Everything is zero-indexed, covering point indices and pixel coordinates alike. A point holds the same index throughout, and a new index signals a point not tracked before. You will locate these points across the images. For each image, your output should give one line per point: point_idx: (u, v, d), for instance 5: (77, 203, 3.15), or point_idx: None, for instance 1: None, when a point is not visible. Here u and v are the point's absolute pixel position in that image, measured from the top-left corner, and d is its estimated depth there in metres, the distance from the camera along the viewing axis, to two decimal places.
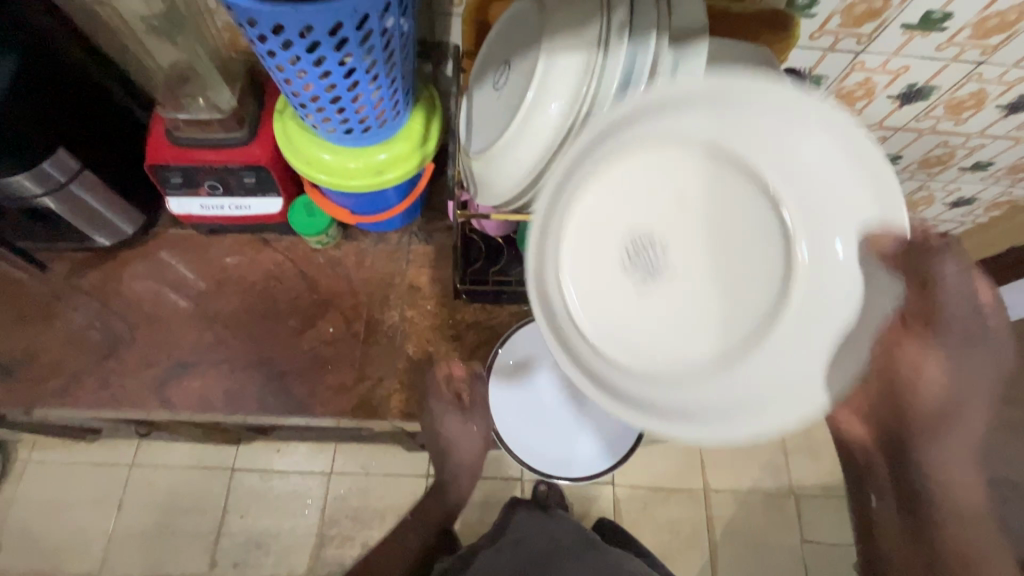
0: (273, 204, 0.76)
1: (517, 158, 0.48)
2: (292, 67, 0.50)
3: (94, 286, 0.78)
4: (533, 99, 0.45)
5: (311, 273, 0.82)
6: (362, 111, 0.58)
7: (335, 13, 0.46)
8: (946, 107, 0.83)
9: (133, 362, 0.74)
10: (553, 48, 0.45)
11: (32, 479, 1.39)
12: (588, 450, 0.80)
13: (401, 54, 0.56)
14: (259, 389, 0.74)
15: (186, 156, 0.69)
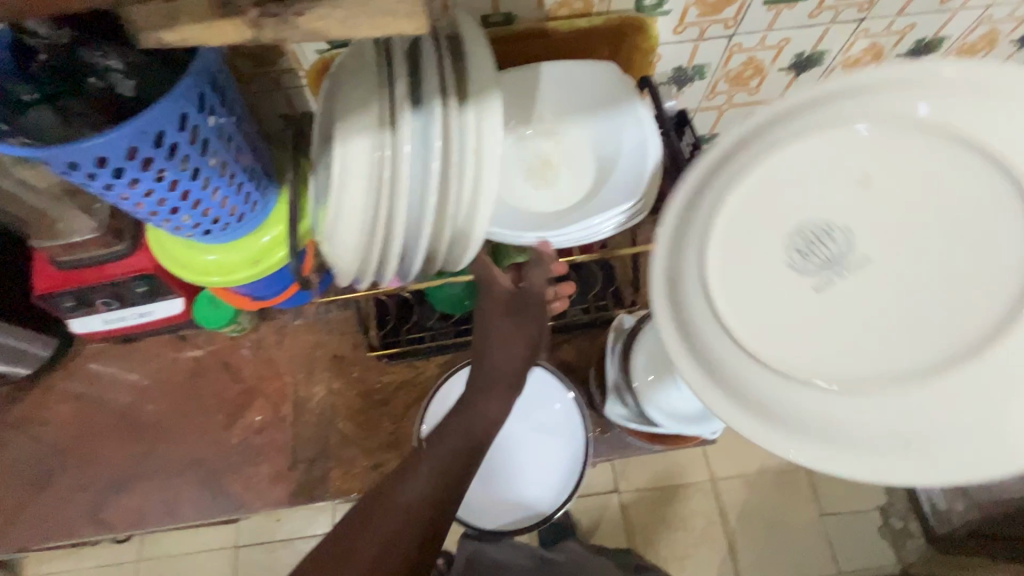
0: (174, 304, 0.75)
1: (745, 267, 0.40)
2: (109, 193, 0.47)
3: (21, 418, 0.77)
4: (343, 170, 0.40)
5: (233, 362, 0.81)
6: (210, 212, 0.56)
7: (125, 137, 0.43)
8: (844, 67, 0.79)
9: (67, 489, 0.74)
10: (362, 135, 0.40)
11: None
12: (543, 494, 0.73)
13: (228, 150, 0.53)
14: (193, 494, 0.74)
15: (70, 280, 0.68)
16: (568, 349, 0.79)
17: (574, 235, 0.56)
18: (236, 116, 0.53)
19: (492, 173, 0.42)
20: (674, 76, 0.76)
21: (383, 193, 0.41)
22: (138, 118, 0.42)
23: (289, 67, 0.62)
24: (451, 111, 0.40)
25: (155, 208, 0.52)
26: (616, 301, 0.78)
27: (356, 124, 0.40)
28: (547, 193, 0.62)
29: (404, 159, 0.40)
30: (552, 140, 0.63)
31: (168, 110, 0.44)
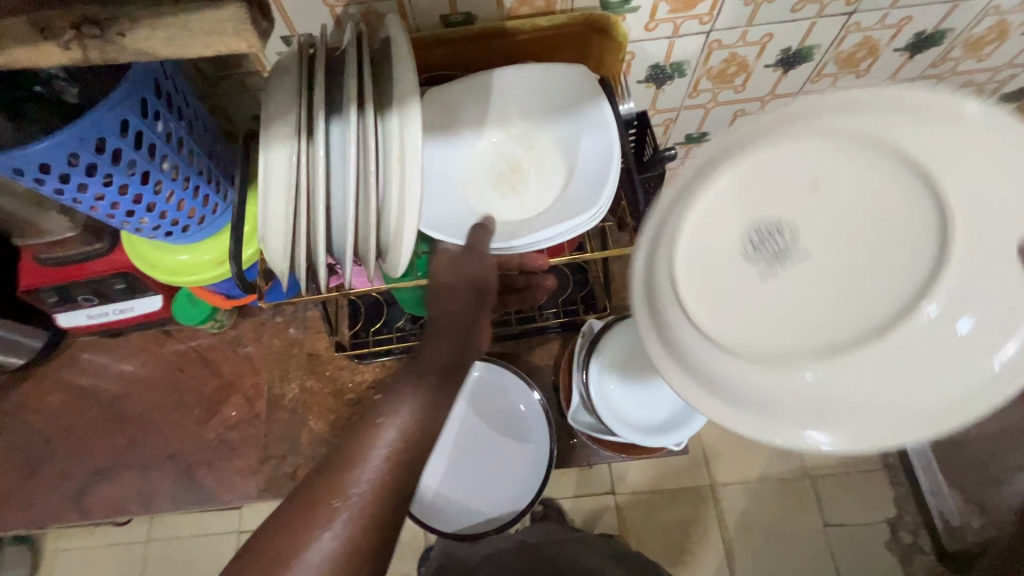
0: (153, 301, 0.77)
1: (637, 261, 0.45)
2: (58, 197, 0.49)
3: (15, 406, 0.81)
4: (266, 177, 0.41)
5: (213, 358, 0.83)
6: (167, 214, 0.56)
7: (63, 144, 0.44)
8: (837, 62, 0.75)
9: (53, 476, 0.77)
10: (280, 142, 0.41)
11: (61, 568, 1.46)
12: (507, 493, 0.74)
13: (179, 154, 0.53)
14: (169, 485, 0.76)
15: (51, 276, 0.70)
16: (540, 353, 0.79)
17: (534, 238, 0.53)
18: (186, 121, 0.54)
19: (413, 177, 0.41)
20: (651, 74, 0.73)
21: (301, 197, 0.41)
22: (74, 124, 0.43)
23: (253, 69, 0.61)
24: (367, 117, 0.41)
25: (109, 212, 0.53)
26: (586, 306, 0.77)
27: (278, 131, 0.41)
28: (515, 200, 0.60)
29: (320, 163, 0.40)
30: (524, 147, 0.62)
31: (107, 116, 0.45)
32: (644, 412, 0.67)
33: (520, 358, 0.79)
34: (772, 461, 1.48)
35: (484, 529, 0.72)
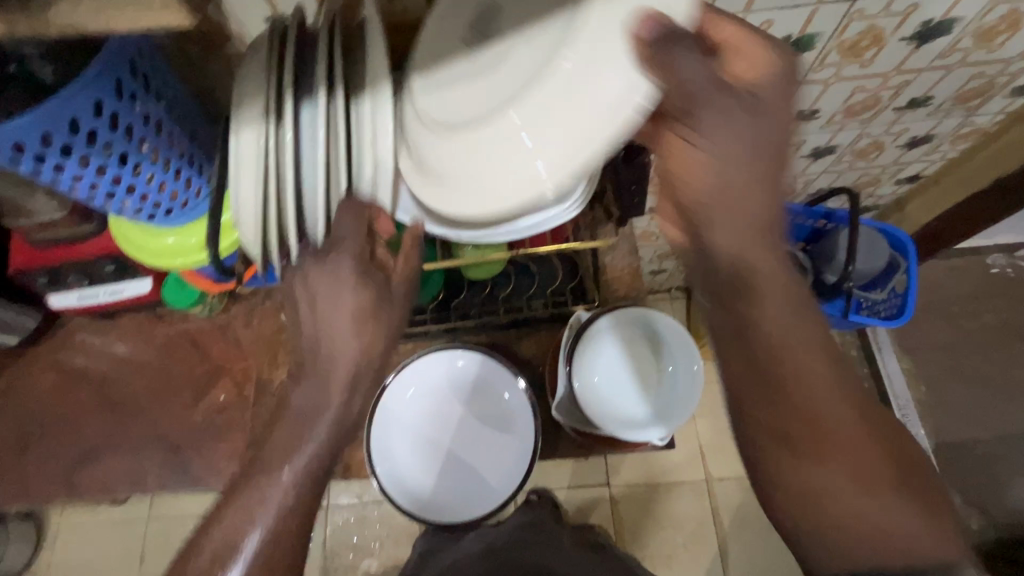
0: (143, 284, 0.77)
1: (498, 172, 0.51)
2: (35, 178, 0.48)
3: (8, 385, 0.82)
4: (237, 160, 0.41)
5: (203, 342, 0.83)
6: (148, 196, 0.56)
7: (35, 123, 0.43)
8: (840, 52, 0.72)
9: (45, 455, 0.78)
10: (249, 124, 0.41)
11: (65, 543, 1.49)
12: (491, 482, 0.74)
13: (158, 136, 0.53)
14: (158, 466, 0.77)
15: (42, 257, 0.71)
16: (529, 344, 0.79)
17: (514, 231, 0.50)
18: (166, 103, 0.53)
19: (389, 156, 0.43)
20: None
21: (272, 182, 0.40)
22: (45, 104, 0.42)
23: (236, 49, 0.59)
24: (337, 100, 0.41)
25: (88, 193, 0.52)
26: (575, 297, 0.76)
27: (246, 114, 0.41)
28: None
29: (291, 146, 0.40)
30: None
31: (80, 98, 0.44)
32: (628, 407, 0.66)
33: (508, 349, 0.79)
34: None
35: (469, 517, 0.73)
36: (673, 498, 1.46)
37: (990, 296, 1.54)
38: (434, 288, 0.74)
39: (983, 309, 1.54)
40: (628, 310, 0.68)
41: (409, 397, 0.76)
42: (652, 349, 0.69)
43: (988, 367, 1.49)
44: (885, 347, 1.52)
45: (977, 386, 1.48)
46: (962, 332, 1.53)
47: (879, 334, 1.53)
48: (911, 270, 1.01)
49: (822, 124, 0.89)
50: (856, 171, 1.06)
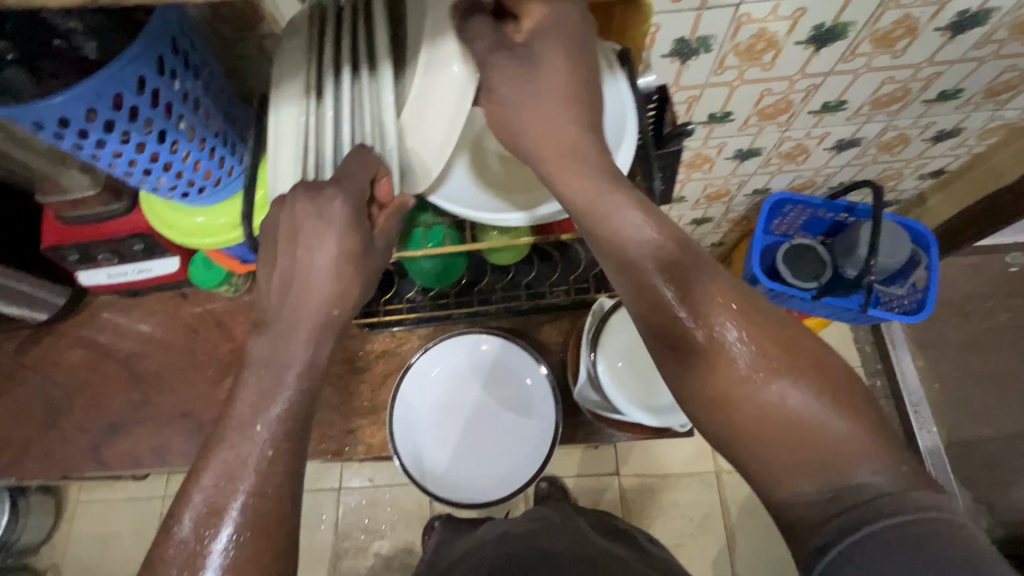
0: (170, 263, 0.78)
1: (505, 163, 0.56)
2: (78, 153, 0.49)
3: (37, 360, 0.83)
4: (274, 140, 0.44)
5: (227, 322, 0.84)
6: (183, 174, 0.57)
7: (82, 98, 0.44)
8: (872, 42, 0.72)
9: (71, 428, 0.80)
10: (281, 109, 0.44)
11: (84, 517, 1.52)
12: (512, 465, 0.75)
13: (196, 113, 0.53)
14: (182, 442, 0.78)
15: (73, 234, 0.72)
16: (549, 330, 0.79)
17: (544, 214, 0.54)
18: (203, 81, 0.54)
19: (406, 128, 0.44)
20: (677, 49, 0.70)
21: (309, 154, 0.43)
22: (92, 79, 0.43)
23: (270, 31, 0.60)
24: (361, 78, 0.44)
25: (128, 169, 0.53)
26: (598, 285, 0.77)
27: (287, 94, 0.45)
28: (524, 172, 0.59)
29: (326, 120, 0.43)
30: None
31: (123, 73, 0.44)
32: (650, 392, 0.67)
33: (528, 335, 0.79)
34: None
35: (490, 498, 0.74)
36: (681, 489, 1.47)
37: (1009, 295, 1.53)
38: (457, 272, 0.75)
39: (1000, 308, 1.52)
40: None
41: (430, 381, 0.77)
42: None
43: (1004, 366, 1.48)
44: (899, 343, 1.52)
45: (991, 385, 1.47)
46: (979, 331, 1.52)
47: (893, 329, 1.52)
48: (932, 264, 1.01)
49: (849, 116, 0.88)
50: (879, 165, 1.05)
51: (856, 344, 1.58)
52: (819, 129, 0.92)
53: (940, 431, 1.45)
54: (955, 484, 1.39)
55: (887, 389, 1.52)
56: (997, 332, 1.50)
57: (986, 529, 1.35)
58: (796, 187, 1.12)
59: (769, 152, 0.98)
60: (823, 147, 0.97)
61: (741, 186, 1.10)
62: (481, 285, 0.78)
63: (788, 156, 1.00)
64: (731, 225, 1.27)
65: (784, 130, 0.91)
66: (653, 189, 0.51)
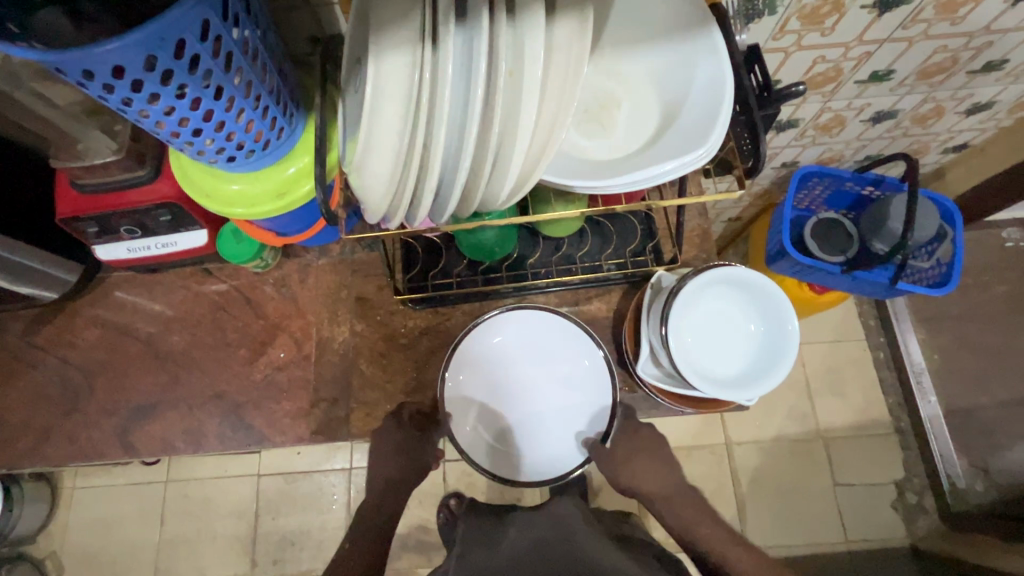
0: (198, 236, 0.73)
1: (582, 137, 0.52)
2: (128, 109, 0.44)
3: (50, 341, 0.78)
4: (374, 100, 0.37)
5: (257, 299, 0.79)
6: (234, 136, 0.52)
7: (144, 43, 0.39)
8: (936, 7, 0.70)
9: (94, 412, 0.75)
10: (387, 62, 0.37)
11: (81, 504, 1.45)
12: (561, 448, 0.72)
13: (253, 67, 0.48)
14: (217, 425, 0.74)
15: (91, 205, 0.65)
16: (599, 305, 0.77)
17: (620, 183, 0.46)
18: (260, 31, 0.49)
19: (528, 105, 0.37)
20: (742, 9, 0.67)
21: (420, 117, 0.37)
22: (156, 21, 0.38)
23: None
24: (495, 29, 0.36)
25: (178, 129, 0.48)
26: (654, 257, 0.75)
27: (394, 37, 0.37)
28: (602, 140, 0.52)
29: (444, 78, 0.36)
30: (613, 81, 0.54)
31: (191, 14, 0.40)
32: (713, 368, 0.67)
33: (577, 309, 0.77)
34: (786, 422, 1.51)
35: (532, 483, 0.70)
36: (692, 460, 1.49)
37: (1007, 268, 1.57)
38: (510, 244, 0.73)
39: (998, 281, 1.57)
40: (732, 268, 0.67)
41: (480, 364, 0.74)
42: (742, 312, 0.70)
43: (1001, 337, 1.53)
44: (902, 316, 1.55)
45: (987, 356, 1.53)
46: (977, 303, 1.56)
47: (897, 303, 1.56)
48: (958, 238, 1.02)
49: (893, 87, 0.87)
50: (909, 137, 1.05)
51: (861, 317, 1.60)
52: (860, 100, 0.91)
53: (940, 401, 1.50)
54: (954, 452, 1.44)
55: (890, 361, 1.56)
56: (994, 304, 1.55)
57: (980, 493, 1.41)
58: (824, 160, 1.12)
59: (806, 124, 0.97)
60: (860, 118, 0.96)
61: (771, 158, 1.09)
62: (532, 259, 0.76)
63: (823, 128, 0.99)
64: (751, 199, 1.26)
65: (826, 101, 0.90)
66: (763, 152, 0.47)
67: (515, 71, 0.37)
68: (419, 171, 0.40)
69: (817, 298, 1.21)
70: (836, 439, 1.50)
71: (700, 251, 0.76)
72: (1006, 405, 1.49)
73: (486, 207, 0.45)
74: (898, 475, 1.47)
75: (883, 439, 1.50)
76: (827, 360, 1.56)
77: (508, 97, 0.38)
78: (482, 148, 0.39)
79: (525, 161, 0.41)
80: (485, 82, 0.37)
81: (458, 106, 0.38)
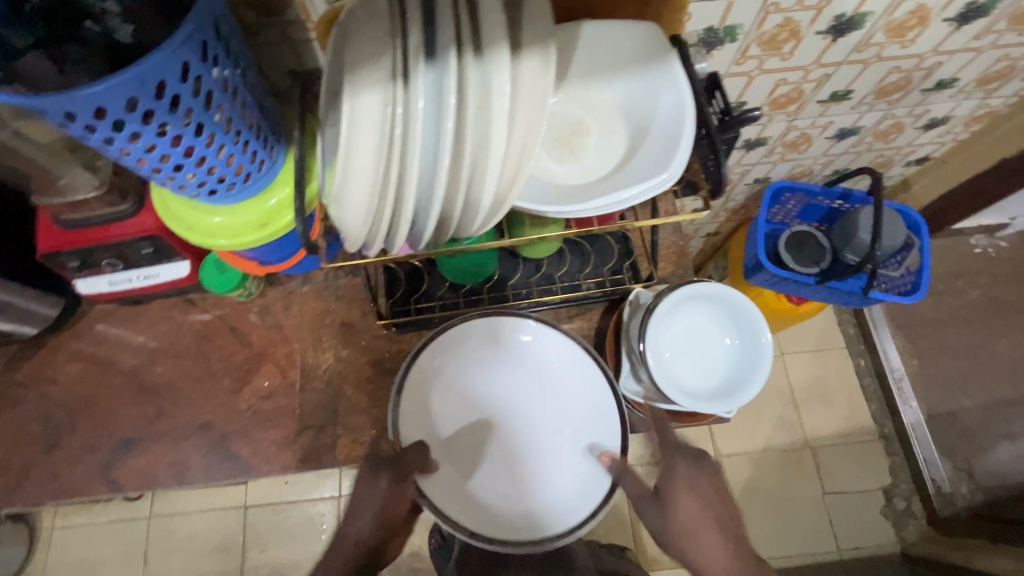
0: (180, 266, 0.73)
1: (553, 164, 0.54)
2: (110, 148, 0.45)
3: (30, 378, 0.77)
4: (348, 136, 0.39)
5: (241, 328, 0.80)
6: (215, 170, 0.53)
7: (125, 85, 0.40)
8: (886, 32, 0.74)
9: (75, 449, 0.74)
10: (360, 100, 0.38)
11: (61, 545, 1.41)
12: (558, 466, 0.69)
13: (233, 103, 0.50)
14: (202, 457, 0.74)
15: (72, 239, 0.66)
16: (581, 322, 0.79)
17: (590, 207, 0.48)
18: (240, 69, 0.51)
19: (498, 136, 0.40)
20: (704, 38, 0.71)
21: (394, 151, 0.39)
22: (138, 65, 0.40)
23: (297, 18, 0.56)
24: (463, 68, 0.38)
25: (159, 165, 0.49)
26: (632, 274, 0.77)
27: (368, 77, 0.39)
28: (573, 165, 0.55)
29: (416, 114, 0.38)
30: (582, 108, 0.57)
31: (171, 58, 0.41)
32: (692, 381, 0.69)
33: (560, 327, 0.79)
34: (774, 432, 1.53)
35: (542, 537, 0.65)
36: None
37: (978, 273, 1.62)
38: (491, 265, 0.75)
39: (970, 286, 1.62)
40: (706, 285, 0.69)
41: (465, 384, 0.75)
42: (719, 326, 0.72)
43: (976, 341, 1.58)
44: (880, 324, 1.59)
45: (964, 359, 1.57)
46: (952, 308, 1.61)
47: (874, 310, 1.60)
48: (925, 247, 1.06)
49: (853, 105, 0.92)
50: (874, 152, 1.10)
51: (841, 325, 1.64)
52: (823, 118, 0.95)
53: (922, 405, 1.52)
54: (937, 456, 1.47)
55: (871, 368, 1.59)
56: (967, 309, 1.60)
57: (966, 495, 1.43)
58: (794, 175, 1.16)
59: (774, 142, 1.01)
60: (825, 135, 1.01)
61: (744, 175, 1.12)
62: (514, 280, 0.77)
63: (791, 145, 1.03)
64: (728, 214, 1.30)
65: (792, 120, 0.94)
66: (724, 174, 0.49)
67: (483, 106, 0.39)
68: (395, 201, 0.42)
69: (796, 309, 1.24)
70: (824, 448, 1.51)
71: (676, 267, 0.79)
72: (985, 407, 1.52)
73: (462, 232, 0.47)
74: (885, 481, 1.49)
75: (870, 445, 1.52)
76: (811, 369, 1.59)
77: (478, 129, 0.40)
78: (456, 177, 0.41)
79: (497, 189, 0.43)
80: (455, 116, 0.39)
81: (430, 139, 0.40)
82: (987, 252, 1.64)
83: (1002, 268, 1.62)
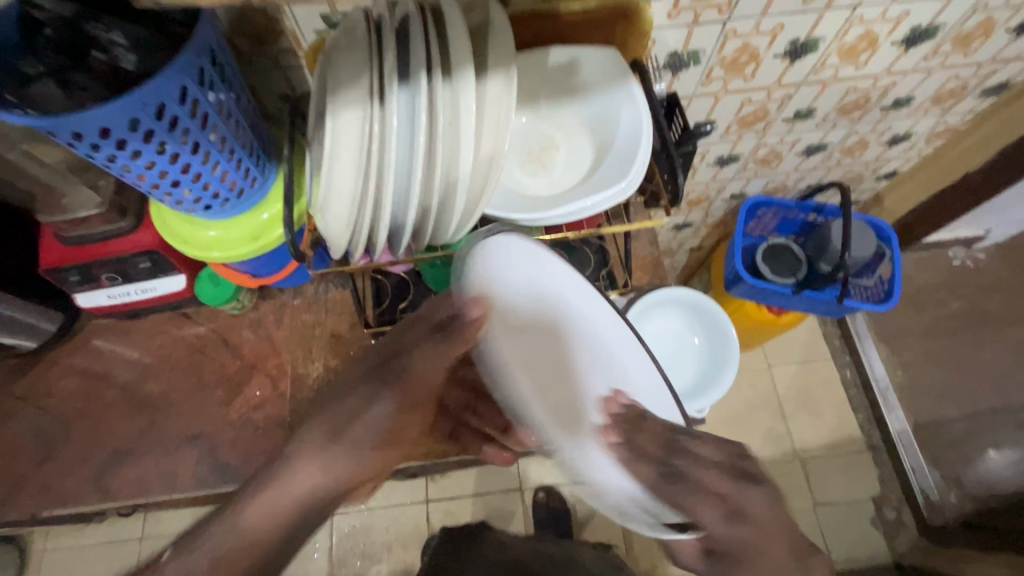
0: (176, 281, 0.77)
1: (525, 177, 0.59)
2: (113, 165, 0.49)
3: (28, 391, 0.79)
4: (330, 150, 0.43)
5: (233, 340, 0.83)
6: (210, 186, 0.57)
7: (128, 108, 0.45)
8: (839, 54, 0.80)
9: (70, 460, 0.76)
10: (342, 119, 0.43)
11: (51, 569, 1.40)
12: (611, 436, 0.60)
13: (227, 124, 0.54)
14: (193, 466, 0.76)
15: (74, 255, 0.69)
16: None
17: (558, 216, 0.52)
18: (235, 93, 0.55)
19: (466, 148, 0.44)
20: (670, 61, 0.76)
21: (371, 164, 0.43)
22: (139, 90, 0.44)
23: (289, 47, 0.61)
24: (432, 86, 0.42)
25: (158, 181, 0.53)
26: (609, 282, 0.80)
27: (347, 97, 0.43)
28: (544, 178, 0.59)
29: (390, 129, 0.42)
30: (552, 125, 0.62)
31: (170, 83, 0.46)
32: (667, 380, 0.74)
33: None
34: (763, 444, 1.54)
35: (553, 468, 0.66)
36: None
37: (957, 284, 1.66)
38: None
39: (950, 297, 1.66)
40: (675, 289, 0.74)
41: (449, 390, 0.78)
42: None
43: (958, 350, 1.61)
44: (864, 335, 1.62)
45: (947, 368, 1.59)
46: (933, 319, 1.64)
47: (857, 322, 1.63)
48: (895, 257, 1.10)
49: (817, 123, 0.97)
50: (843, 167, 1.15)
51: (825, 337, 1.67)
52: (791, 136, 1.00)
53: (908, 415, 1.55)
54: (925, 465, 1.48)
55: (857, 379, 1.61)
56: (948, 319, 1.64)
57: (955, 504, 1.44)
58: (769, 190, 1.21)
59: (746, 158, 1.06)
60: (794, 152, 1.06)
61: (720, 191, 1.17)
62: None
63: (762, 161, 1.08)
64: (709, 229, 1.34)
65: (761, 137, 0.99)
66: (680, 185, 0.54)
67: (453, 122, 0.43)
68: (374, 209, 0.45)
69: (776, 319, 1.27)
70: (813, 458, 1.53)
71: (651, 276, 0.83)
72: (970, 416, 1.54)
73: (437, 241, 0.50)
74: (875, 491, 1.49)
75: (858, 455, 1.53)
76: (798, 380, 1.61)
77: (450, 143, 0.44)
78: (429, 186, 0.45)
79: (468, 197, 0.47)
80: (427, 130, 0.43)
81: (405, 152, 0.44)
82: (965, 264, 1.68)
83: (981, 279, 1.67)
